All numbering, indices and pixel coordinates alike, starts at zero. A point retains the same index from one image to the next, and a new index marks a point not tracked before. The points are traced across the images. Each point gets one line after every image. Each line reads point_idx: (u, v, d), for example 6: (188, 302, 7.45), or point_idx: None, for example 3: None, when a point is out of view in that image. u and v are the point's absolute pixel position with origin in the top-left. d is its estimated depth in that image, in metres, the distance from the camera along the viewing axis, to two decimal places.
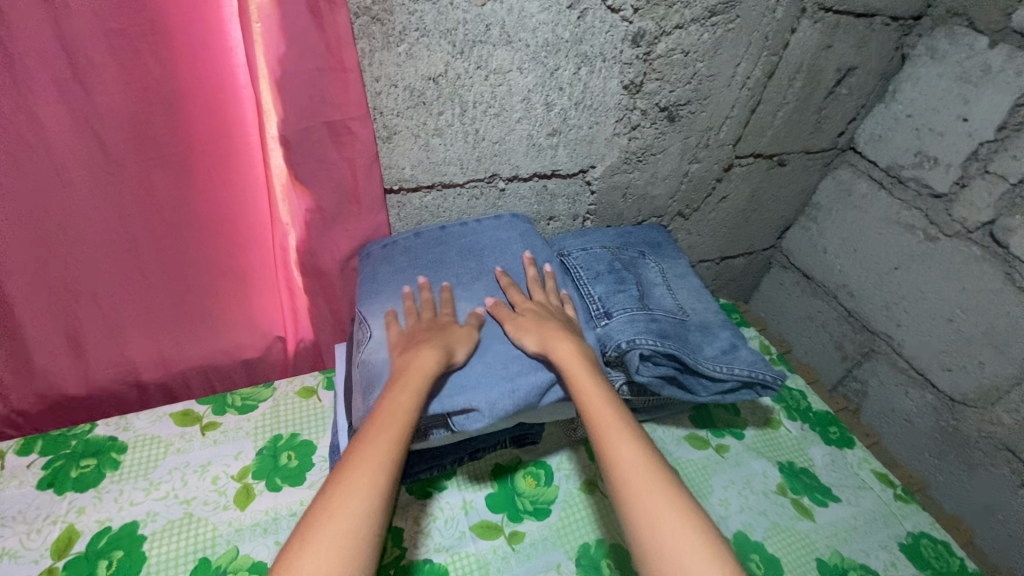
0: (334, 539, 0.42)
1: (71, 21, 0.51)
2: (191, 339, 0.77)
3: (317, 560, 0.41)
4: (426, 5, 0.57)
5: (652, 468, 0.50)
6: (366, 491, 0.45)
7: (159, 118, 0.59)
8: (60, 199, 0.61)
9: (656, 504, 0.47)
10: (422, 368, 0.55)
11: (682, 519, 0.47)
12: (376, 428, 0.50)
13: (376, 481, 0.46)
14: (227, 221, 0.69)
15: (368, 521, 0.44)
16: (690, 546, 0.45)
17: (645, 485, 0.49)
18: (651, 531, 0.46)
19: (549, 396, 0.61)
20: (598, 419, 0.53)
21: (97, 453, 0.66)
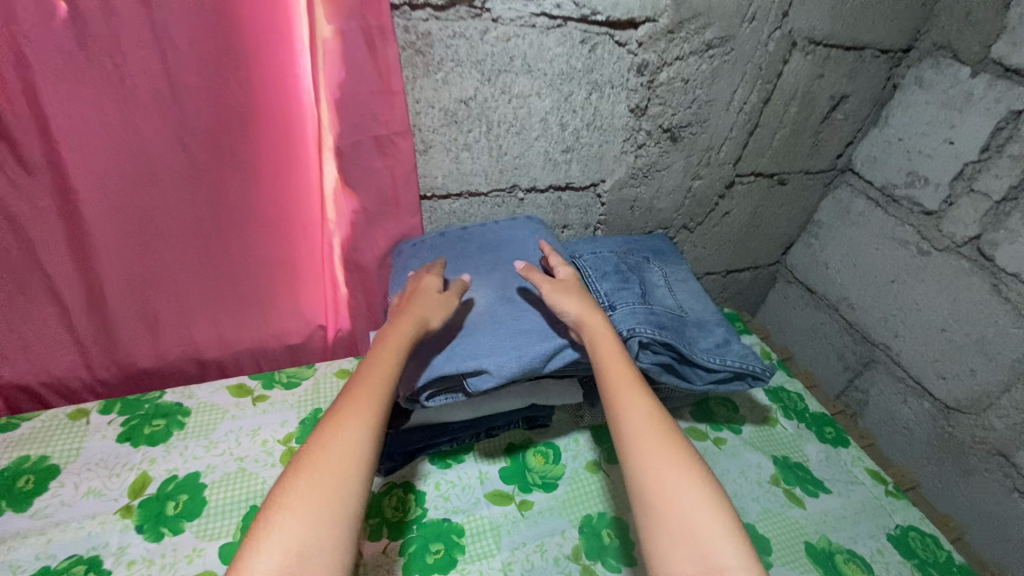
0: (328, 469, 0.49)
1: (177, 53, 0.64)
2: (246, 324, 0.88)
3: (312, 486, 0.48)
4: (460, 40, 0.68)
5: (658, 426, 0.56)
6: (353, 432, 0.51)
7: (236, 131, 0.71)
8: (153, 198, 0.73)
9: (661, 458, 0.53)
10: (402, 332, 0.61)
11: (685, 470, 0.52)
12: (366, 381, 0.56)
13: (363, 423, 0.52)
14: (285, 220, 0.80)
15: (358, 456, 0.50)
16: (689, 495, 0.51)
17: (652, 440, 0.54)
18: (653, 478, 0.52)
19: (555, 362, 0.68)
20: (620, 396, 0.58)
21: (166, 415, 0.77)
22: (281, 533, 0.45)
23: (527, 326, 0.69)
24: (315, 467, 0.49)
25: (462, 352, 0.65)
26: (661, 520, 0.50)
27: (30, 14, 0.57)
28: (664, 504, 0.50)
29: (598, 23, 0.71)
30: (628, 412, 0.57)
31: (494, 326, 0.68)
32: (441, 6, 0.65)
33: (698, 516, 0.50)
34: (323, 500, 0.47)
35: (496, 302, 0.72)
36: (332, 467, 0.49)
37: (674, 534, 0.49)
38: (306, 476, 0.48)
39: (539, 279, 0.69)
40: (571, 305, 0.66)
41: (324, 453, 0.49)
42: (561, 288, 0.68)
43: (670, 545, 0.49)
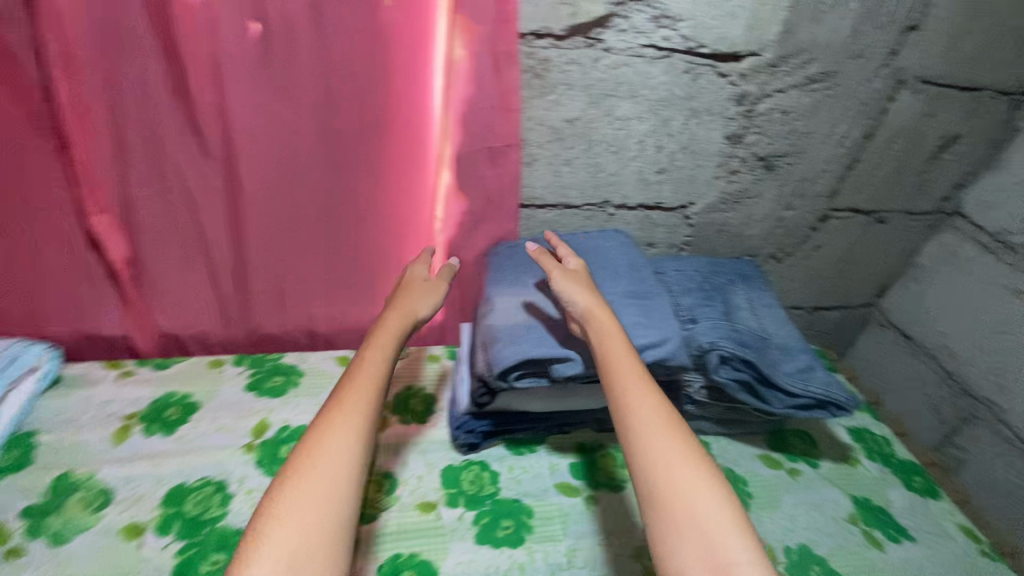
0: (327, 463, 0.53)
1: (338, 69, 0.77)
2: (354, 307, 0.99)
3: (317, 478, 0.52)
4: (574, 66, 0.76)
5: (668, 428, 0.57)
6: (345, 432, 0.56)
7: (372, 137, 0.83)
8: (298, 189, 0.86)
9: (672, 459, 0.55)
10: (389, 330, 0.69)
11: (696, 471, 0.54)
12: (353, 383, 0.60)
13: (354, 421, 0.57)
14: (399, 218, 0.90)
15: (349, 455, 0.54)
16: (700, 496, 0.52)
17: (663, 441, 0.56)
18: (665, 479, 0.53)
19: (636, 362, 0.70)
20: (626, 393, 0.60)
21: (284, 373, 0.88)
22: (288, 528, 0.49)
23: None
24: (309, 470, 0.52)
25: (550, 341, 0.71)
26: (674, 520, 0.51)
27: (229, 34, 0.73)
28: (676, 503, 0.52)
29: (703, 55, 0.77)
30: (637, 410, 0.58)
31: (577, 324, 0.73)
32: (561, 36, 0.74)
33: (709, 515, 0.51)
34: (321, 496, 0.51)
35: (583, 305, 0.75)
36: (324, 466, 0.53)
37: (687, 533, 0.51)
38: (300, 476, 0.52)
39: (550, 266, 0.72)
40: (581, 295, 0.69)
41: (316, 454, 0.54)
42: (568, 279, 0.70)
43: (682, 543, 0.50)
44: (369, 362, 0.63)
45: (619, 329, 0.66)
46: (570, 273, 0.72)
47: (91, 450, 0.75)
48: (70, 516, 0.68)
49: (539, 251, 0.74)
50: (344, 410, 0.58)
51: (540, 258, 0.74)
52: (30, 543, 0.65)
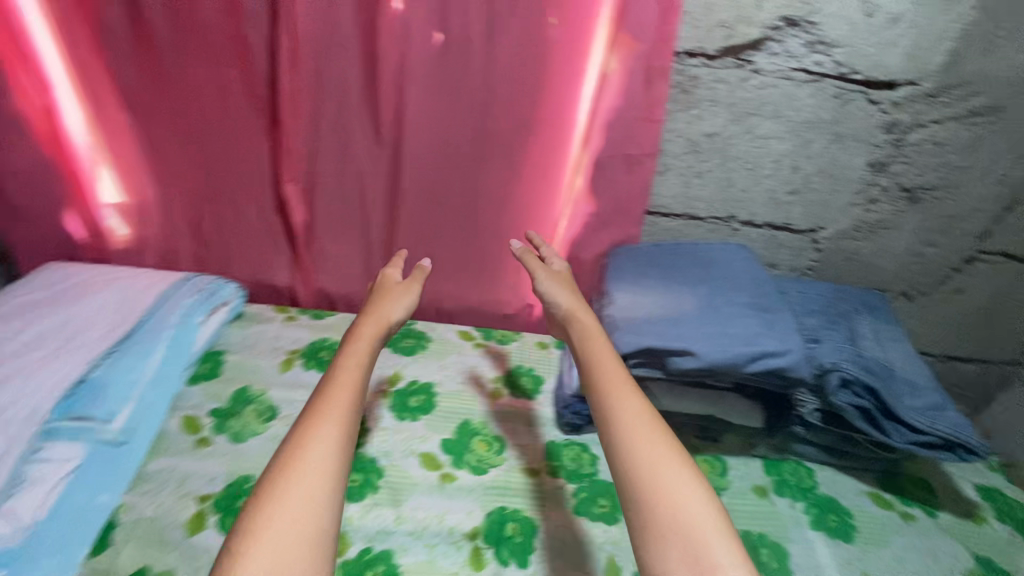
0: (306, 481, 0.54)
1: (502, 76, 0.87)
2: (477, 290, 1.10)
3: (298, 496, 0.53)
4: (722, 85, 0.81)
5: (653, 429, 0.60)
6: (319, 448, 0.57)
7: (520, 138, 0.92)
8: (448, 179, 0.98)
9: (657, 459, 0.57)
10: (365, 336, 0.71)
11: (680, 471, 0.56)
12: (328, 390, 0.63)
13: (331, 435, 0.58)
14: (529, 214, 0.99)
15: (330, 459, 0.56)
16: (686, 496, 0.54)
17: (648, 440, 0.59)
18: (652, 479, 0.56)
19: (756, 366, 0.73)
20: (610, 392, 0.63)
21: (415, 337, 1.02)
22: (274, 534, 0.50)
23: (730, 331, 0.75)
24: (293, 480, 0.54)
25: (672, 335, 0.75)
26: (660, 520, 0.53)
27: (418, 41, 0.86)
28: (661, 503, 0.54)
29: (856, 82, 0.78)
30: (622, 412, 0.61)
31: (699, 323, 0.76)
32: (713, 56, 0.79)
33: (695, 514, 0.53)
34: (304, 501, 0.53)
35: (702, 308, 0.79)
36: (305, 472, 0.54)
37: (674, 532, 0.52)
38: (278, 483, 0.53)
39: (535, 268, 0.81)
40: (563, 298, 0.77)
41: (299, 459, 0.55)
42: (551, 282, 0.79)
43: (668, 547, 0.52)
44: (348, 369, 0.66)
45: (600, 329, 0.73)
46: (549, 273, 0.80)
47: (265, 372, 0.90)
48: (247, 421, 0.82)
49: (523, 249, 0.83)
50: (323, 416, 0.60)
51: (523, 255, 0.82)
52: (215, 437, 0.80)
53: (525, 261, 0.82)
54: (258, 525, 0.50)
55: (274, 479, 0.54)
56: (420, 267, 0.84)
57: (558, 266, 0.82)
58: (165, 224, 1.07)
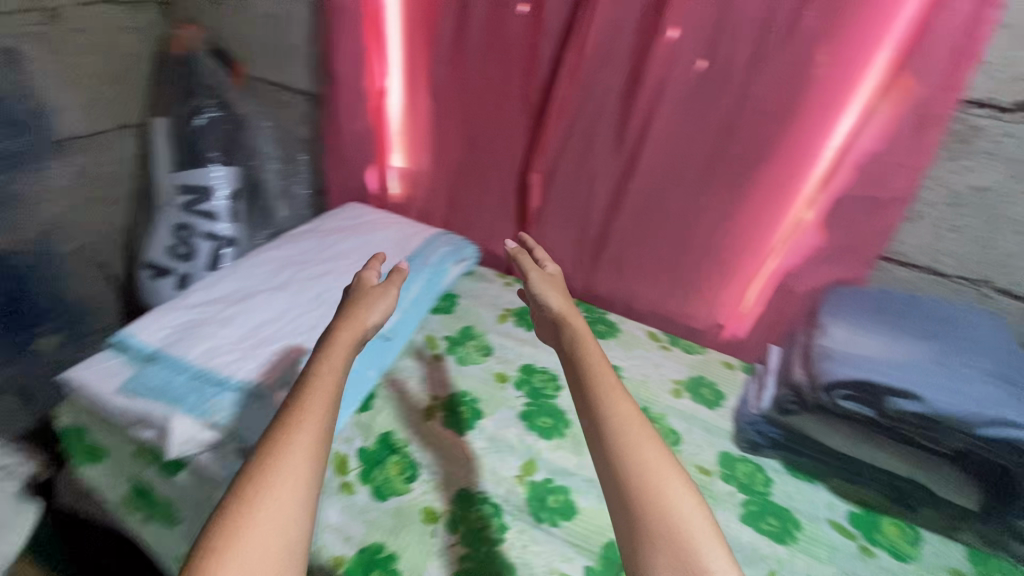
0: (281, 500, 0.50)
1: (755, 108, 0.91)
2: (670, 300, 1.16)
3: (275, 513, 0.49)
4: (1010, 140, 0.77)
5: (644, 436, 0.58)
6: (293, 460, 0.52)
7: (756, 168, 0.95)
8: (672, 194, 1.05)
9: (647, 464, 0.55)
10: (349, 340, 0.66)
11: (676, 476, 0.55)
12: (301, 395, 0.58)
13: (306, 455, 0.53)
14: (745, 240, 1.01)
15: (308, 471, 0.52)
16: (677, 504, 0.53)
17: (640, 443, 0.57)
18: (640, 486, 0.53)
19: (988, 432, 0.69)
20: (605, 396, 0.61)
21: (608, 326, 1.13)
22: (248, 550, 0.46)
23: (963, 391, 0.72)
24: (265, 498, 0.50)
25: (895, 375, 0.75)
26: (654, 526, 0.51)
27: (682, 68, 0.93)
28: (648, 511, 0.52)
29: None
30: (615, 416, 0.59)
31: (929, 373, 0.74)
32: (1007, 110, 0.76)
33: (689, 516, 0.52)
34: (277, 515, 0.49)
35: (931, 362, 0.76)
36: (279, 488, 0.50)
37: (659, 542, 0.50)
38: (248, 495, 0.49)
39: (528, 266, 0.79)
40: (553, 299, 0.74)
41: (275, 469, 0.52)
42: (543, 284, 0.76)
43: (657, 553, 0.50)
44: (325, 374, 0.61)
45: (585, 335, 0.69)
46: (540, 274, 0.78)
47: (485, 320, 1.10)
48: (470, 350, 1.02)
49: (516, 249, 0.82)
50: (301, 421, 0.55)
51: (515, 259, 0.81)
52: (446, 356, 1.00)
53: (518, 261, 0.81)
54: (227, 541, 0.47)
55: (242, 489, 0.50)
56: (397, 269, 0.77)
57: (550, 269, 0.81)
58: (431, 190, 1.34)
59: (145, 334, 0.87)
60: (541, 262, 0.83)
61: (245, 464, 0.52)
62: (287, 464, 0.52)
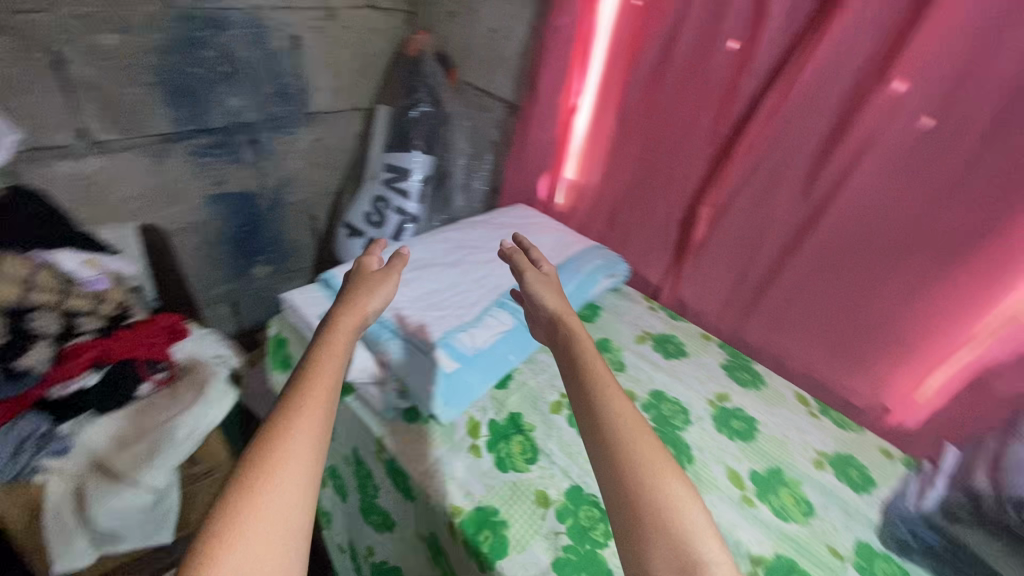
0: (271, 520, 0.48)
1: (986, 180, 0.81)
2: (829, 367, 1.07)
3: (263, 530, 0.47)
4: None
5: (645, 440, 0.55)
6: (289, 468, 0.51)
7: (971, 247, 0.84)
8: (857, 258, 0.97)
9: (646, 466, 0.53)
10: (349, 334, 0.66)
11: (677, 480, 0.52)
12: (305, 377, 0.58)
13: (302, 462, 0.52)
14: (938, 323, 0.90)
15: (301, 484, 0.51)
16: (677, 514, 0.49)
17: (638, 442, 0.54)
18: (638, 484, 0.51)
19: None
20: (600, 404, 0.57)
21: (750, 375, 1.08)
22: (236, 570, 0.45)
23: None
24: (255, 515, 0.47)
25: None
26: (655, 522, 0.49)
27: (901, 125, 0.86)
28: (646, 508, 0.49)
29: None
30: (613, 419, 0.56)
31: None
32: None
33: (689, 519, 0.49)
34: (270, 531, 0.47)
35: None
36: (285, 481, 0.50)
37: (654, 543, 0.48)
38: (250, 490, 0.48)
39: (525, 266, 0.78)
40: (550, 301, 0.73)
41: (266, 483, 0.49)
42: (536, 287, 0.75)
43: (654, 546, 0.48)
44: (326, 369, 0.60)
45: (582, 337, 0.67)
46: (536, 272, 0.77)
47: (624, 336, 1.13)
48: None
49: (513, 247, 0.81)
50: (305, 407, 0.55)
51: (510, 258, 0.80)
52: None
53: (514, 260, 0.80)
54: (208, 566, 0.44)
55: (242, 485, 0.49)
56: (398, 254, 0.78)
57: (547, 269, 0.80)
58: (596, 206, 1.40)
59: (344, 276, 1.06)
60: (536, 262, 0.82)
61: (245, 452, 0.52)
62: (282, 473, 0.50)
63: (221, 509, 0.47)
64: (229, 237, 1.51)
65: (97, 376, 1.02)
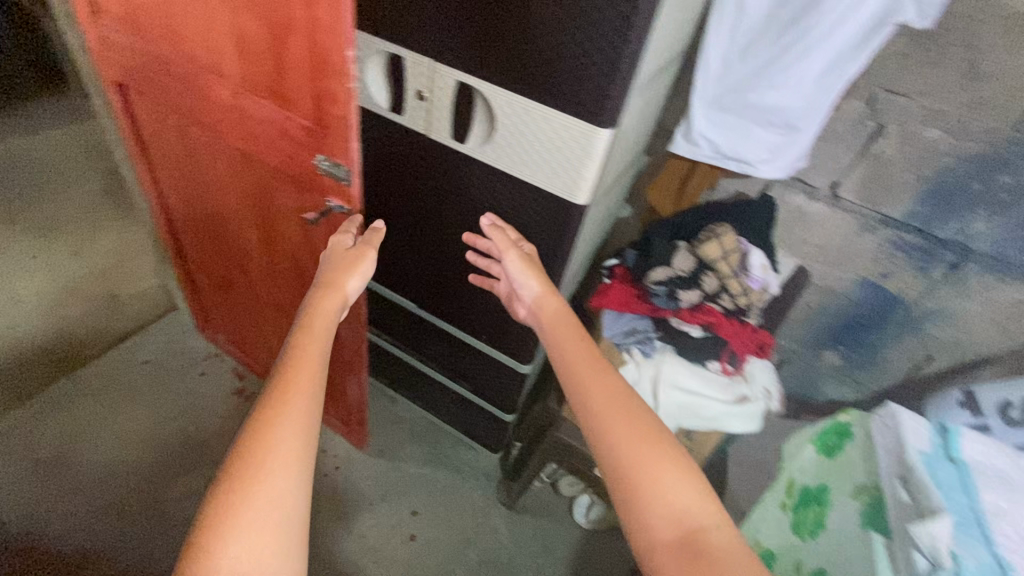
0: (262, 492, 0.62)
1: None
2: None
3: (261, 503, 0.61)
4: None
5: (619, 420, 0.72)
6: (280, 444, 0.65)
7: None
8: None
9: (624, 438, 0.70)
10: (326, 315, 0.81)
11: (674, 464, 0.68)
12: (290, 373, 0.71)
13: (289, 436, 0.66)
14: None
15: (291, 456, 0.65)
16: (674, 490, 0.66)
17: (623, 422, 0.71)
18: (633, 461, 0.68)
19: None
20: (591, 399, 0.74)
21: None
22: (243, 540, 0.59)
23: None
24: (244, 501, 0.61)
25: None
26: (646, 498, 0.66)
27: None
28: (635, 482, 0.67)
29: None
30: (597, 399, 0.74)
31: None
32: None
33: (677, 494, 0.66)
34: (268, 505, 0.62)
35: None
36: (265, 479, 0.62)
37: (653, 512, 0.65)
38: (240, 487, 0.62)
39: (504, 245, 1.01)
40: (527, 276, 0.96)
41: (249, 478, 0.62)
42: (522, 268, 0.98)
43: (651, 516, 0.65)
44: (303, 351, 0.74)
45: (556, 316, 0.89)
46: (513, 250, 0.99)
47: None
48: None
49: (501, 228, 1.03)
50: (288, 403, 0.68)
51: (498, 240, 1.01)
52: None
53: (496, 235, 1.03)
54: (220, 540, 0.59)
55: (234, 486, 0.62)
56: (376, 231, 0.97)
57: (528, 248, 1.04)
58: None
59: (970, 444, 0.87)
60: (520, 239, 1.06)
61: (224, 470, 0.63)
62: (271, 449, 0.64)
63: (202, 525, 0.60)
64: (841, 322, 1.49)
65: (699, 333, 1.17)
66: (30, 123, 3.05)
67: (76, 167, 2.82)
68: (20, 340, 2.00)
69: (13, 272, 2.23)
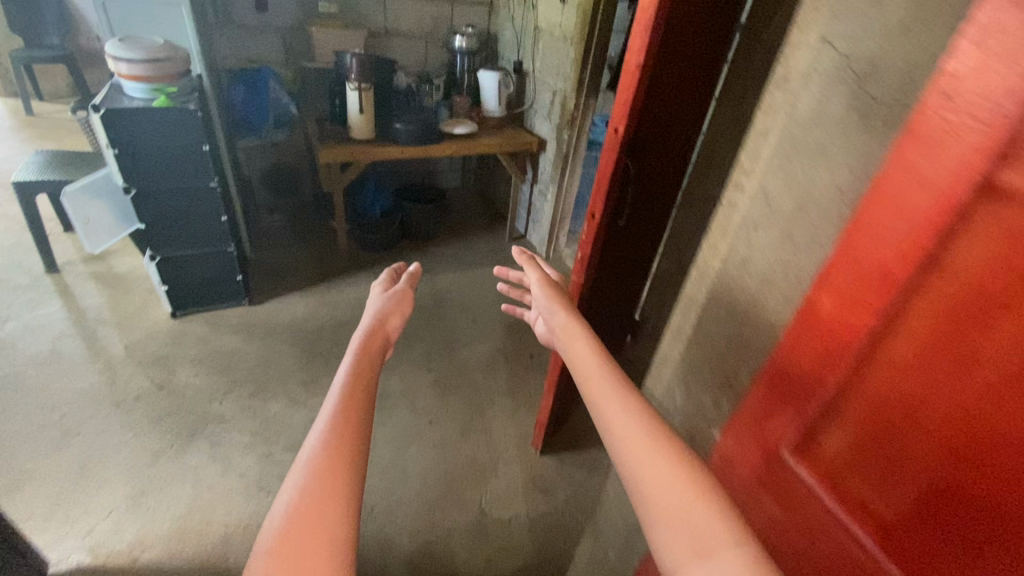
0: (328, 497, 0.60)
1: None
2: None
3: (324, 510, 0.59)
4: None
5: (644, 442, 0.66)
6: (350, 443, 0.66)
7: None
8: None
9: (639, 435, 0.66)
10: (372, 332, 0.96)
11: (690, 483, 0.62)
12: (352, 383, 0.74)
13: (357, 438, 0.67)
14: None
15: (353, 454, 0.65)
16: (673, 480, 0.62)
17: (651, 425, 0.68)
18: (649, 451, 0.65)
19: None
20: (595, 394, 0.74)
21: None
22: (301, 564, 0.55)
23: None
24: (315, 505, 0.59)
25: None
26: (656, 490, 0.62)
27: None
28: (649, 475, 0.63)
29: None
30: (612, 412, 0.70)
31: None
32: None
33: (698, 505, 0.60)
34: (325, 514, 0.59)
35: None
36: (331, 493, 0.61)
37: (663, 513, 0.60)
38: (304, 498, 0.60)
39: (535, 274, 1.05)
40: (555, 303, 0.95)
41: (327, 488, 0.61)
42: (551, 291, 1.00)
43: (664, 512, 0.60)
44: (363, 365, 0.79)
45: (569, 337, 0.87)
46: (541, 280, 1.03)
47: None
48: None
49: (536, 260, 1.08)
50: (349, 410, 0.70)
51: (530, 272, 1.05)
52: None
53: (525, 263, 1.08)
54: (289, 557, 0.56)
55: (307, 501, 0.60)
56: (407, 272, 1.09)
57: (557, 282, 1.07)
58: None
59: None
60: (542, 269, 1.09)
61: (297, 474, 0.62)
62: (347, 451, 0.65)
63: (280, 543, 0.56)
64: None
65: None
66: (471, 263, 3.32)
67: (492, 323, 2.83)
68: (391, 539, 1.78)
69: (414, 436, 2.15)
